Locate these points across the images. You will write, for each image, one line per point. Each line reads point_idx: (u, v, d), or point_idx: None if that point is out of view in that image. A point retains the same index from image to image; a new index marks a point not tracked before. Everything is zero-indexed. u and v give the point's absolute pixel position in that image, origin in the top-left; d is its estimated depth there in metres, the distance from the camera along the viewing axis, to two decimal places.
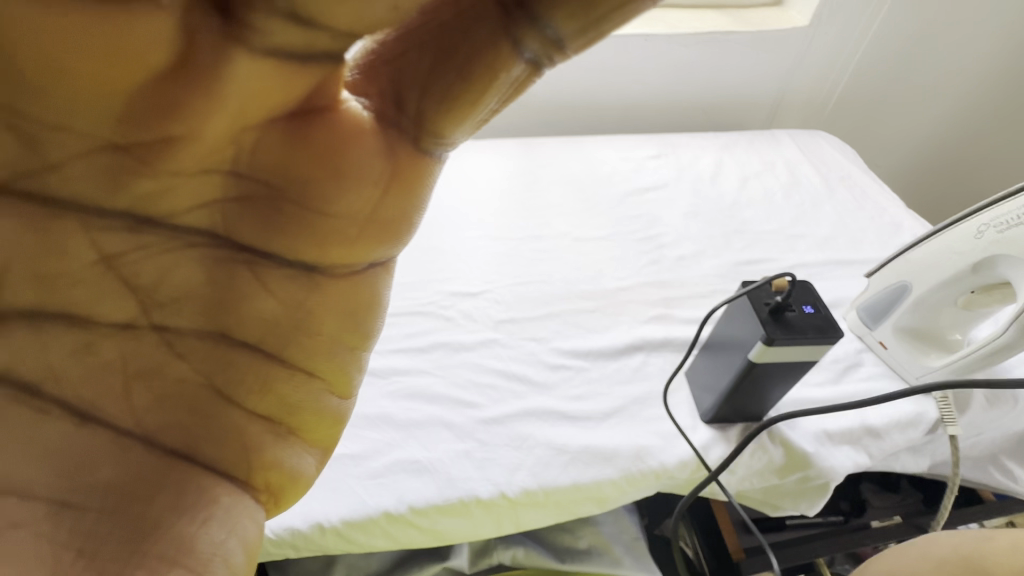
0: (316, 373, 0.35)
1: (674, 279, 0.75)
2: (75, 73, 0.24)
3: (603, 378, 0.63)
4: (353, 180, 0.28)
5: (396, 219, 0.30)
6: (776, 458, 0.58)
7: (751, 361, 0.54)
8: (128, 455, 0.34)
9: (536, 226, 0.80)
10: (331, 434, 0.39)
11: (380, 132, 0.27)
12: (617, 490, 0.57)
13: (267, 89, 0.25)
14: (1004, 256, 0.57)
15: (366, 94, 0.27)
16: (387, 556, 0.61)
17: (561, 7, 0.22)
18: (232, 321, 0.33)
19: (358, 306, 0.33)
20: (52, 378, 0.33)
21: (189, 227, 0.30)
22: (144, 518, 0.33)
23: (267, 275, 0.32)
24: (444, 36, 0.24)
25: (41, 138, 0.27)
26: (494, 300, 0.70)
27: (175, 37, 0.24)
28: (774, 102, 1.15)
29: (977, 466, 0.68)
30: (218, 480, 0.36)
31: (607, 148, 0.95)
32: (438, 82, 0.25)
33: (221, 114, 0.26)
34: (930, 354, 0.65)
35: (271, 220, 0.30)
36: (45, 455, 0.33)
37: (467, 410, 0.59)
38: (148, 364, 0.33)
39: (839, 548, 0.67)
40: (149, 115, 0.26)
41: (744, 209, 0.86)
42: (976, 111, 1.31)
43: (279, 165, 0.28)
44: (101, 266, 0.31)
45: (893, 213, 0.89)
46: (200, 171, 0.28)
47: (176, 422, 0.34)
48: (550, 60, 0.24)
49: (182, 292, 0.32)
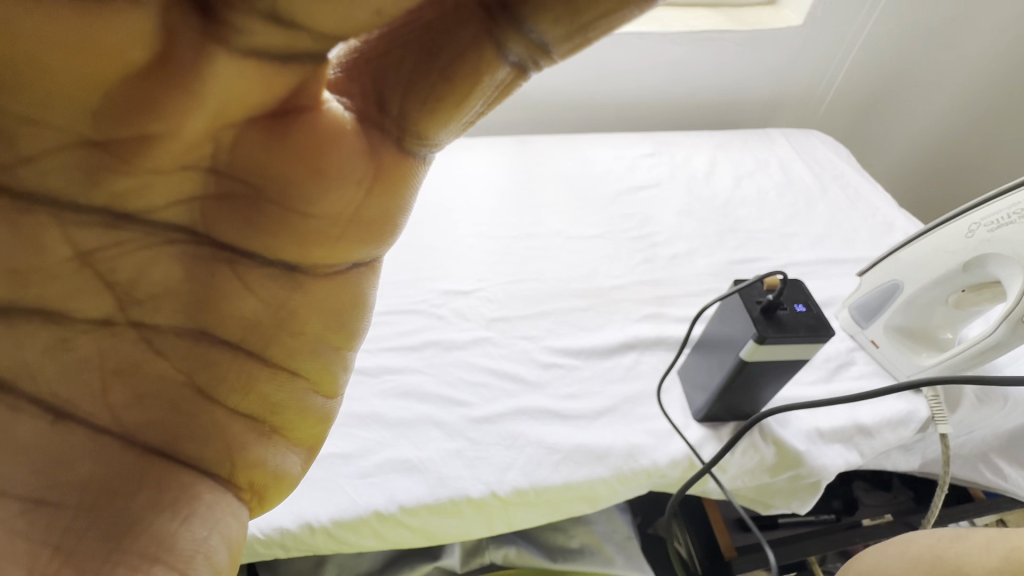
0: (300, 372, 0.35)
1: (667, 278, 0.75)
2: (54, 67, 0.24)
3: (596, 377, 0.63)
4: (335, 181, 0.27)
5: (379, 220, 0.29)
6: (768, 457, 0.58)
7: (741, 359, 0.54)
8: (107, 452, 0.33)
9: (530, 224, 0.80)
10: (318, 433, 0.39)
11: (363, 134, 0.27)
12: (609, 490, 0.56)
13: (246, 88, 0.25)
14: (994, 255, 0.58)
15: (348, 94, 0.26)
16: (378, 556, 0.61)
17: (549, 11, 0.22)
18: (212, 320, 0.32)
19: (342, 306, 0.32)
20: (28, 375, 0.32)
21: (167, 224, 0.29)
22: (124, 516, 0.33)
23: (248, 274, 0.31)
24: (429, 35, 0.23)
25: (15, 131, 0.27)
26: (487, 298, 0.69)
27: (153, 33, 0.23)
28: (768, 101, 1.15)
29: (968, 465, 0.68)
30: (200, 478, 0.35)
31: (601, 146, 0.94)
32: (421, 84, 0.24)
33: (199, 112, 0.25)
34: (922, 353, 0.65)
35: (251, 219, 0.29)
36: (18, 454, 0.32)
37: (459, 409, 0.59)
38: (126, 362, 0.33)
39: (830, 547, 0.67)
40: (128, 110, 0.26)
41: (737, 208, 0.86)
42: (969, 111, 1.31)
43: (258, 165, 0.27)
44: (77, 262, 0.30)
45: (886, 212, 0.89)
46: (178, 168, 0.27)
47: (156, 420, 0.34)
48: (536, 63, 0.24)
49: (160, 290, 0.31)
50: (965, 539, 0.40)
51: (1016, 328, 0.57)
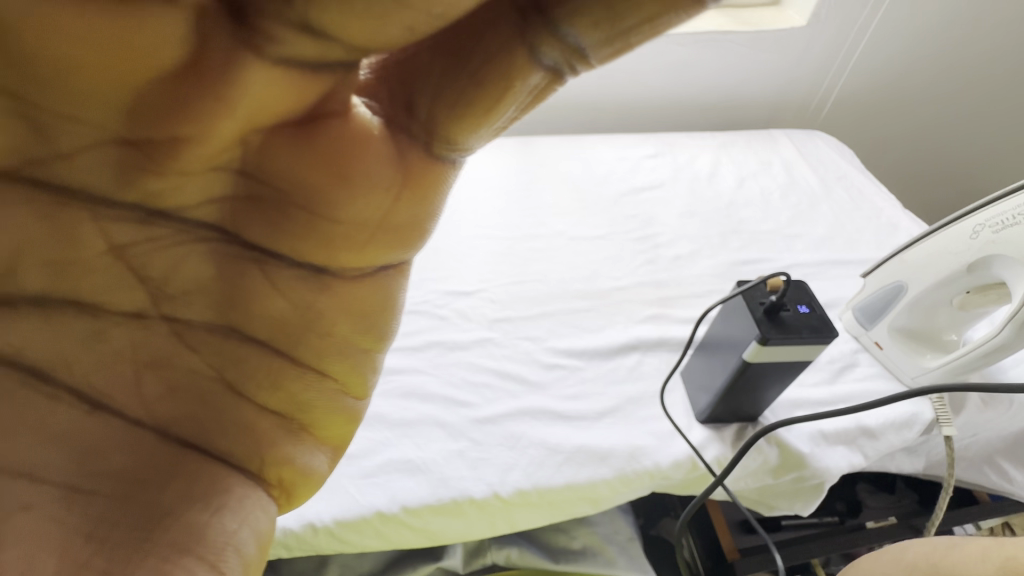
0: (329, 373, 0.35)
1: (670, 278, 0.75)
2: (80, 67, 0.24)
3: (598, 378, 0.63)
4: (362, 187, 0.28)
5: (407, 226, 0.29)
6: (772, 458, 0.58)
7: (745, 360, 0.54)
8: (140, 444, 0.34)
9: (533, 225, 0.80)
10: (347, 434, 0.39)
11: (391, 139, 0.27)
12: (611, 491, 0.56)
13: (277, 95, 0.25)
14: (999, 256, 0.57)
15: (376, 98, 0.26)
16: (381, 556, 0.61)
17: (587, 15, 0.21)
18: (241, 318, 0.33)
19: (369, 310, 0.33)
20: (65, 365, 0.32)
21: (198, 222, 0.30)
22: (159, 504, 0.33)
23: (277, 276, 0.31)
24: (461, 39, 0.24)
25: (48, 126, 0.26)
26: (490, 299, 0.69)
27: (185, 37, 0.23)
28: (773, 103, 1.15)
29: (973, 467, 0.68)
30: (230, 470, 0.35)
31: (605, 147, 0.94)
32: (452, 88, 0.24)
33: (229, 117, 0.25)
34: (924, 355, 0.65)
35: (280, 222, 0.29)
36: (53, 440, 0.32)
37: (461, 409, 0.59)
38: (159, 354, 0.33)
39: (834, 549, 0.67)
40: (159, 113, 0.25)
41: (741, 208, 0.86)
42: (975, 113, 1.30)
43: (287, 170, 0.28)
44: (110, 256, 0.30)
45: (890, 213, 0.89)
46: (207, 169, 0.27)
47: (186, 413, 0.34)
48: (572, 67, 0.23)
49: (192, 286, 0.32)
50: (959, 546, 0.40)
51: (1020, 329, 0.57)
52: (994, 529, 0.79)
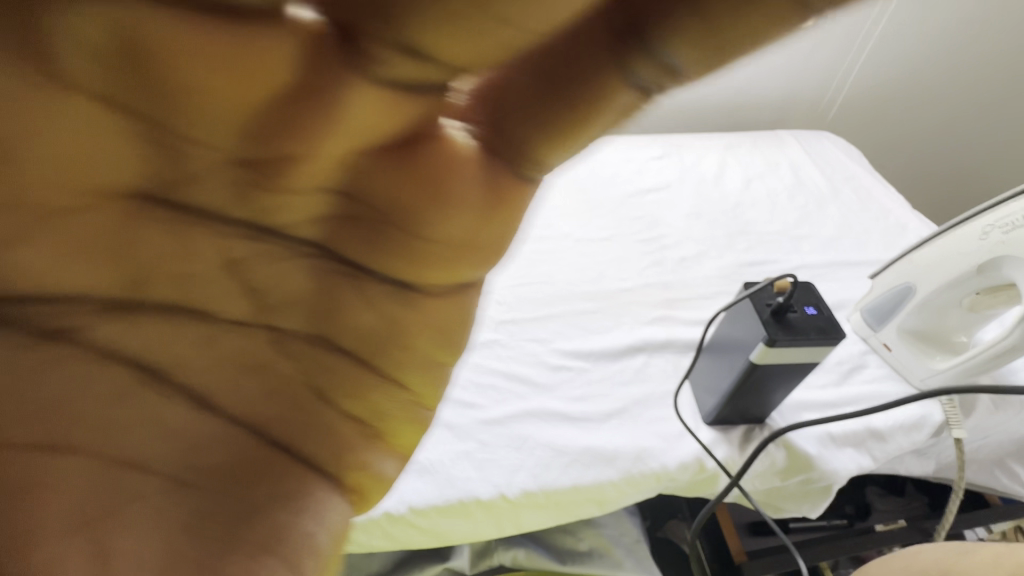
0: (407, 384, 0.31)
1: (676, 280, 0.75)
2: (173, 80, 0.19)
3: (605, 379, 0.63)
4: (457, 209, 0.24)
5: (496, 250, 0.25)
6: (779, 460, 0.58)
7: (751, 362, 0.54)
8: (238, 443, 0.30)
9: (539, 227, 0.80)
10: (418, 439, 0.34)
11: (481, 164, 0.23)
12: (618, 492, 0.56)
13: (381, 119, 0.20)
14: (1008, 257, 0.56)
15: (468, 121, 0.22)
16: (388, 556, 0.61)
17: (693, 29, 0.17)
18: (331, 331, 0.28)
19: (455, 326, 0.28)
20: (173, 364, 0.28)
21: (302, 238, 0.25)
22: (240, 539, 0.29)
23: (371, 290, 0.27)
24: (550, 65, 0.19)
25: (150, 133, 0.20)
26: (496, 300, 0.70)
27: (291, 62, 0.19)
28: (778, 104, 1.14)
29: (983, 470, 0.67)
30: (316, 476, 0.32)
31: (610, 148, 0.95)
32: (539, 117, 0.20)
33: (337, 136, 0.21)
34: (935, 356, 0.65)
35: (374, 241, 0.25)
36: (162, 437, 0.29)
37: (468, 410, 0.59)
38: (257, 359, 0.29)
39: (842, 552, 0.66)
40: (275, 131, 0.21)
41: (747, 209, 0.86)
42: (984, 114, 1.29)
43: (387, 192, 0.23)
44: (221, 267, 0.25)
45: (898, 214, 0.88)
46: (315, 189, 0.23)
47: (277, 415, 0.30)
48: (666, 89, 0.19)
49: (297, 297, 0.27)
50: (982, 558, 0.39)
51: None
52: (1006, 533, 0.78)
